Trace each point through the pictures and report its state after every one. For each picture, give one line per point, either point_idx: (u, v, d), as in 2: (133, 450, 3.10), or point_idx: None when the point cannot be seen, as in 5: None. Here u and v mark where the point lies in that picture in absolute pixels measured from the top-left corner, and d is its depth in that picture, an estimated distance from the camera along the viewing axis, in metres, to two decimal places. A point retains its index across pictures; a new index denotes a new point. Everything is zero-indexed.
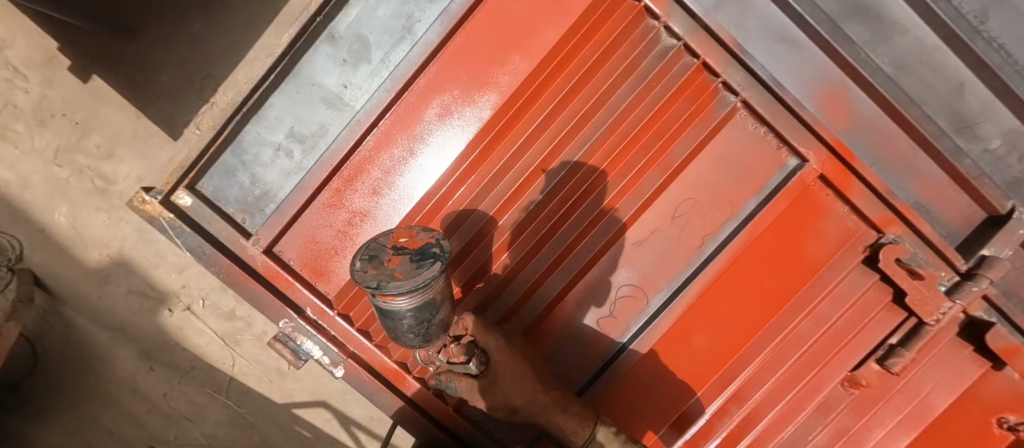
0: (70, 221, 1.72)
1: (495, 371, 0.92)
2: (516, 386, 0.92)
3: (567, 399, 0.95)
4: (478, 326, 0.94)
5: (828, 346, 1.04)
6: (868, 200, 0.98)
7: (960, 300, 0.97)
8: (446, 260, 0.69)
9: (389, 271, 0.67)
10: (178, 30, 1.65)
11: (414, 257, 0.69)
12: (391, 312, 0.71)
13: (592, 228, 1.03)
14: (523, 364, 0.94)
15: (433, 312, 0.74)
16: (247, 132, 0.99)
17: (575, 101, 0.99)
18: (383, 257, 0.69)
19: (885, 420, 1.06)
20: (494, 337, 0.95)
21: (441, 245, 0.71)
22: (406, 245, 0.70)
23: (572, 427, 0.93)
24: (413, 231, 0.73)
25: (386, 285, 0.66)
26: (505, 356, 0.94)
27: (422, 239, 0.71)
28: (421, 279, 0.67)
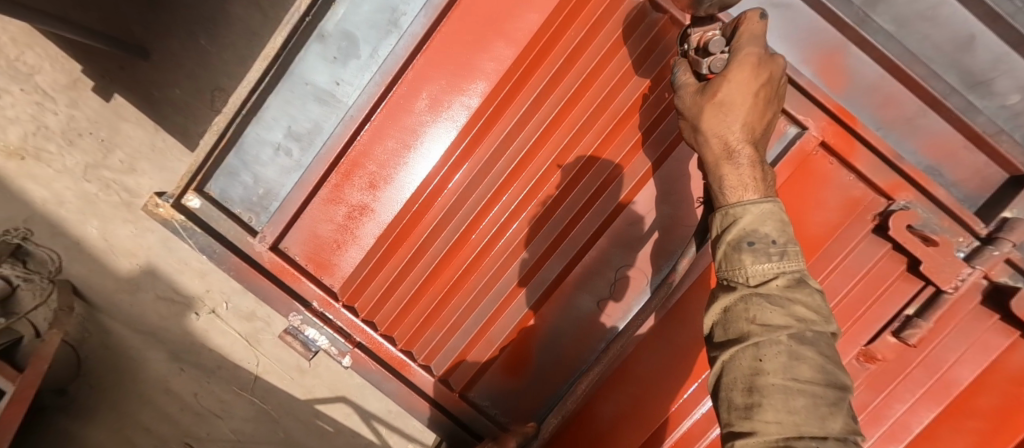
0: (101, 233, 1.82)
1: (717, 81, 0.74)
2: (721, 111, 0.74)
3: (757, 169, 0.73)
4: (751, 30, 0.73)
5: (838, 320, 1.01)
6: (874, 165, 0.94)
7: (981, 265, 0.91)
8: None
9: None
10: (186, 45, 1.72)
11: None
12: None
13: (586, 209, 1.04)
14: (749, 98, 0.73)
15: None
16: (248, 134, 1.03)
17: (561, 85, 1.01)
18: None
19: (905, 395, 1.02)
20: (755, 50, 0.72)
21: None
22: None
23: (733, 187, 0.73)
24: None
25: None
26: (742, 73, 0.72)
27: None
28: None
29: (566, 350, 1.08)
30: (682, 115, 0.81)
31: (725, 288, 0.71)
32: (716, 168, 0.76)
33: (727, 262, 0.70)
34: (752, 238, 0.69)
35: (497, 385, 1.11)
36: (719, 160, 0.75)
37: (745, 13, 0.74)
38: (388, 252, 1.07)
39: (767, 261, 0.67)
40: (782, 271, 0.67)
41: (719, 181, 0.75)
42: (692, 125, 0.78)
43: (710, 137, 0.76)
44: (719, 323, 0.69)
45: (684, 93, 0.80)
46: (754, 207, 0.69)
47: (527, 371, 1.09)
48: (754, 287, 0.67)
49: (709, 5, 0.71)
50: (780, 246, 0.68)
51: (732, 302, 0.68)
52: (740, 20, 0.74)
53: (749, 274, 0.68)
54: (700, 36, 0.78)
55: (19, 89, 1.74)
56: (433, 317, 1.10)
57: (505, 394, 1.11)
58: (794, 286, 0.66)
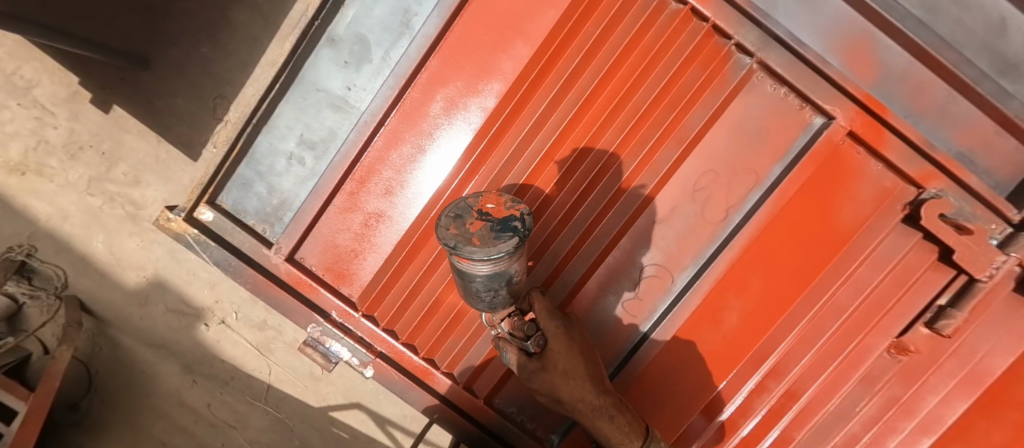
0: (107, 247, 1.79)
1: (551, 356, 0.97)
2: (568, 377, 0.96)
3: (622, 411, 0.95)
4: (545, 308, 0.98)
5: (869, 313, 0.99)
6: (904, 154, 0.92)
7: (1016, 252, 0.89)
8: (524, 234, 0.73)
9: (468, 234, 0.72)
10: (187, 54, 1.69)
11: (495, 225, 0.73)
12: (463, 269, 0.78)
13: (608, 210, 1.02)
14: (580, 358, 0.98)
15: (501, 277, 0.80)
16: (260, 143, 1.01)
17: (580, 82, 0.97)
18: (467, 219, 0.74)
19: (938, 386, 1.00)
20: (558, 323, 0.99)
21: (523, 220, 0.75)
22: (490, 213, 0.75)
23: (620, 437, 0.94)
24: (500, 199, 0.77)
25: (464, 247, 0.71)
26: (562, 341, 0.98)
27: (505, 211, 0.75)
28: (495, 249, 0.72)
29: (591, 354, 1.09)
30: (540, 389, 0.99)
31: None
32: (596, 425, 0.95)
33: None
34: None
35: (523, 392, 1.09)
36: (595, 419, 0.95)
37: (530, 297, 1.00)
38: (407, 259, 1.04)
39: None
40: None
41: (606, 436, 0.94)
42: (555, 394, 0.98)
43: (574, 399, 0.96)
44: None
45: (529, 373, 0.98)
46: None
47: None
48: None
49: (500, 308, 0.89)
50: None
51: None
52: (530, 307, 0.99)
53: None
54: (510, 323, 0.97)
55: (17, 103, 1.70)
56: (455, 324, 1.07)
57: (532, 399, 1.09)
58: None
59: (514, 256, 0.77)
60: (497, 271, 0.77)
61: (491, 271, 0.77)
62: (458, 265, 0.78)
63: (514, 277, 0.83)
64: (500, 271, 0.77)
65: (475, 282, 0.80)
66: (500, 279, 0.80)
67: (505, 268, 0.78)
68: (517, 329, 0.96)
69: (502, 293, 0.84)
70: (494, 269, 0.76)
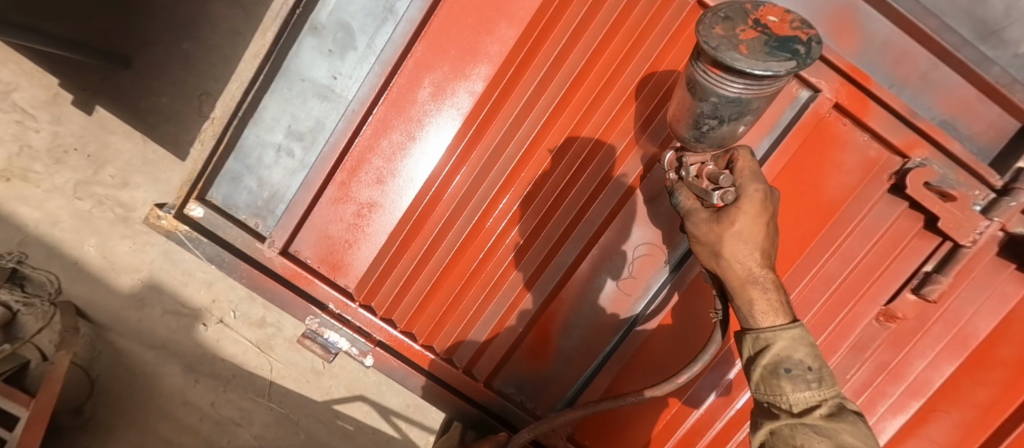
0: (99, 250, 1.78)
1: (734, 212, 0.71)
2: (741, 239, 0.71)
3: (780, 289, 0.73)
4: (750, 165, 0.73)
5: (858, 282, 1.02)
6: (888, 124, 0.93)
7: (998, 217, 0.92)
8: (806, 64, 0.53)
9: (736, 39, 0.54)
10: (168, 51, 1.66)
11: (773, 40, 0.54)
12: (701, 85, 0.60)
13: (601, 190, 1.02)
14: (765, 225, 0.72)
15: (739, 110, 0.61)
16: (246, 137, 1.00)
17: (567, 63, 0.99)
18: (739, 24, 0.55)
19: (926, 350, 1.03)
20: (762, 184, 0.71)
21: (809, 46, 0.54)
22: (770, 25, 0.55)
23: (765, 312, 0.72)
24: (785, 14, 0.57)
25: (726, 49, 0.53)
26: (757, 204, 0.71)
27: (790, 28, 0.55)
28: (763, 69, 0.53)
29: (587, 332, 1.08)
30: (697, 240, 0.76)
31: (767, 413, 0.70)
32: (742, 292, 0.74)
33: (765, 387, 0.70)
34: (787, 365, 0.69)
35: (522, 373, 1.11)
36: (744, 286, 0.73)
37: (736, 149, 0.75)
38: (402, 247, 1.06)
39: (807, 389, 0.68)
40: (823, 397, 0.67)
41: (749, 306, 0.73)
42: (713, 251, 0.74)
43: (733, 264, 0.73)
44: (766, 442, 0.69)
45: (693, 220, 0.76)
46: (785, 334, 0.69)
47: (550, 356, 1.10)
48: (798, 416, 0.67)
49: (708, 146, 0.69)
50: (814, 370, 0.68)
51: (777, 426, 0.67)
52: (733, 158, 0.75)
53: (791, 401, 0.68)
54: (699, 167, 0.77)
55: None
56: (452, 310, 1.09)
57: (530, 380, 1.11)
58: (839, 415, 0.65)
59: (772, 87, 0.58)
60: (744, 100, 0.59)
61: (737, 95, 0.58)
62: (700, 78, 0.60)
63: (747, 118, 0.63)
64: (748, 99, 0.59)
65: (703, 107, 0.62)
66: (739, 111, 0.61)
67: (753, 97, 0.59)
68: (706, 176, 0.75)
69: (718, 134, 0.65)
70: (744, 93, 0.58)
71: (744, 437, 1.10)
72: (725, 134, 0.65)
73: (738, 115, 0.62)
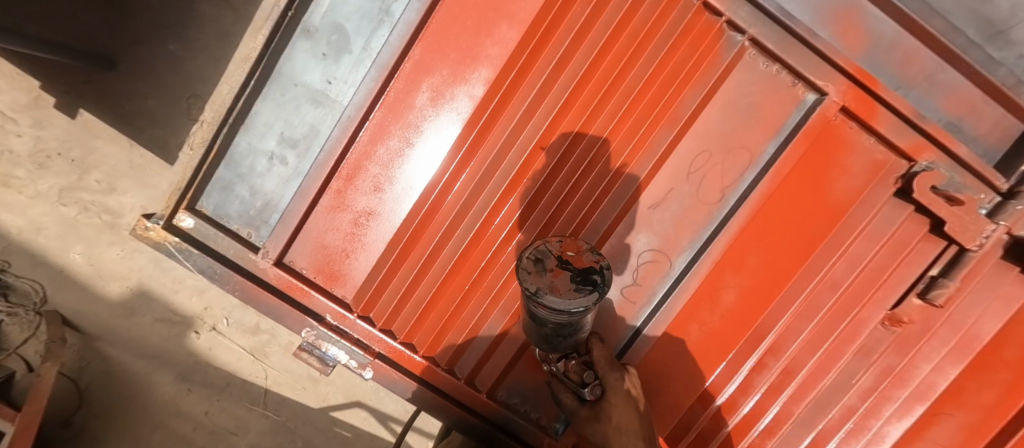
0: (86, 258, 1.73)
1: (607, 406, 0.97)
2: (621, 431, 0.95)
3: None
4: (603, 357, 1.00)
5: (864, 286, 1.01)
6: (895, 127, 0.91)
7: (1004, 221, 0.91)
8: (603, 290, 0.75)
9: (551, 283, 0.74)
10: (155, 52, 1.61)
11: (576, 277, 0.75)
12: (541, 311, 0.80)
13: (605, 196, 1.01)
14: (634, 414, 0.96)
15: (574, 322, 0.81)
16: (238, 144, 0.97)
17: (570, 66, 0.96)
18: (548, 265, 0.76)
19: (931, 354, 1.02)
20: (618, 373, 0.99)
21: (602, 273, 0.76)
22: (571, 261, 0.76)
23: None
24: (580, 246, 0.79)
25: (546, 296, 0.73)
26: (620, 395, 0.97)
27: (586, 260, 0.77)
28: (576, 302, 0.73)
29: None
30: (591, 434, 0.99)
31: None
32: None
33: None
34: None
35: (526, 384, 1.09)
36: None
37: (591, 341, 1.02)
38: (401, 256, 1.03)
39: None
40: None
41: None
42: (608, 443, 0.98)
43: None
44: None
45: (581, 417, 0.99)
46: None
47: None
48: None
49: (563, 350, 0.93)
50: None
51: None
52: (591, 350, 1.01)
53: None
54: (565, 365, 0.99)
55: None
56: (453, 320, 1.06)
57: (534, 390, 1.10)
58: None
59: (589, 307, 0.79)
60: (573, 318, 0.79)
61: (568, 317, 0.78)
62: (534, 306, 0.80)
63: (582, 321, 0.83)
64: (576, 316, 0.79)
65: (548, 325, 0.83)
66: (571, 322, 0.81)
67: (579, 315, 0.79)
68: (573, 370, 0.98)
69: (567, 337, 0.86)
70: (570, 315, 0.78)
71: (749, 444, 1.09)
72: (575, 340, 0.91)
73: (573, 323, 0.83)
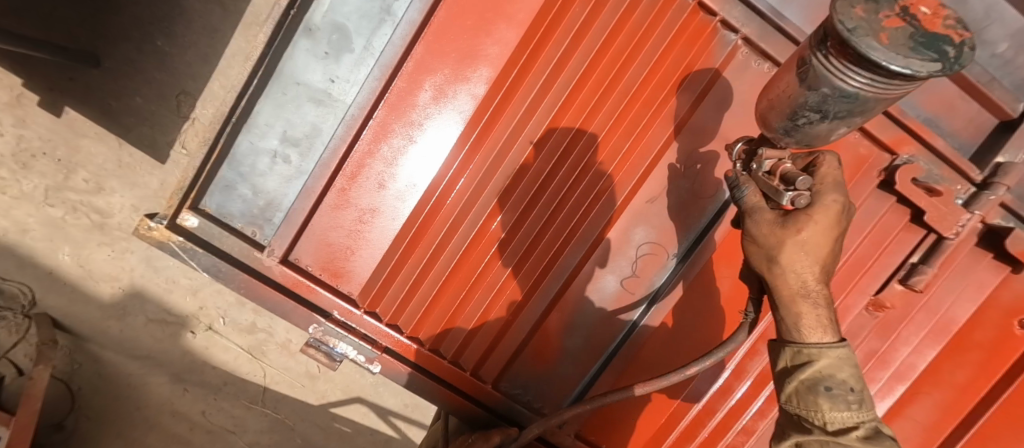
0: (74, 259, 1.70)
1: (806, 219, 0.67)
2: (802, 249, 0.68)
3: (829, 304, 0.72)
4: (830, 175, 0.68)
5: (849, 274, 1.06)
6: (880, 122, 0.96)
7: (978, 211, 0.97)
8: (953, 69, 0.46)
9: (878, 26, 0.47)
10: (143, 48, 1.58)
11: (920, 35, 0.47)
12: (814, 71, 0.53)
13: (606, 190, 1.04)
14: (830, 243, 0.69)
15: (848, 109, 0.53)
16: (240, 144, 0.95)
17: (569, 65, 0.98)
18: (886, 4, 0.48)
19: (910, 338, 1.09)
20: (840, 197, 0.67)
21: (961, 50, 0.47)
22: (918, 17, 0.48)
23: (812, 327, 0.71)
24: (939, 8, 0.49)
25: (864, 34, 0.46)
26: (830, 215, 0.67)
27: (942, 26, 0.48)
28: (902, 64, 0.46)
29: (592, 331, 1.10)
30: (754, 240, 0.71)
31: (798, 425, 0.71)
32: (792, 304, 0.72)
33: (800, 402, 0.70)
34: (829, 383, 0.68)
35: (528, 374, 1.12)
36: (794, 297, 0.71)
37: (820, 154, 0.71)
38: (406, 252, 1.05)
39: (848, 410, 0.68)
40: (862, 419, 0.68)
41: (796, 319, 0.72)
42: (769, 256, 0.70)
43: (788, 272, 0.70)
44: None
45: (756, 217, 0.70)
46: (832, 352, 0.68)
47: (557, 356, 1.11)
48: (834, 434, 0.67)
49: (796, 140, 0.61)
50: (856, 392, 0.69)
51: (806, 439, 0.69)
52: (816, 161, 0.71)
53: (826, 418, 0.68)
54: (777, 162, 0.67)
55: None
56: (457, 314, 1.09)
57: (537, 381, 1.12)
58: (875, 438, 0.66)
59: (899, 90, 0.51)
60: (860, 98, 0.51)
61: (855, 91, 0.51)
62: (821, 63, 0.52)
63: (852, 121, 0.55)
64: (868, 98, 0.51)
65: (807, 96, 0.54)
66: (852, 110, 0.53)
67: (874, 97, 0.51)
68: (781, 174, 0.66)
69: (819, 133, 0.58)
70: (865, 89, 0.51)
71: (742, 426, 1.14)
72: (818, 132, 0.57)
73: (852, 114, 0.54)
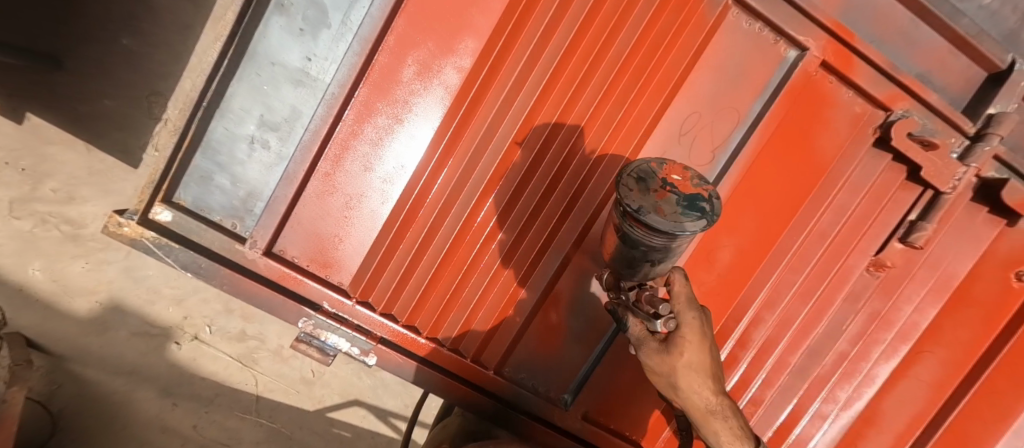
0: (47, 274, 1.62)
1: (682, 343, 0.76)
2: (691, 369, 0.77)
3: (738, 414, 0.81)
4: (685, 292, 0.78)
5: (850, 235, 1.05)
6: (871, 78, 0.95)
7: (974, 163, 0.97)
8: (714, 220, 0.61)
9: (653, 202, 0.61)
10: (109, 50, 1.51)
11: (683, 200, 0.62)
12: (630, 237, 0.65)
13: (601, 162, 1.00)
14: (708, 354, 0.78)
15: (665, 255, 0.66)
16: (214, 130, 0.91)
17: (557, 33, 0.95)
18: (652, 186, 0.63)
19: (912, 296, 1.08)
20: (696, 312, 0.78)
21: (713, 202, 0.63)
22: (675, 184, 0.64)
23: (731, 441, 0.80)
24: (685, 172, 0.66)
25: (648, 213, 0.59)
26: (697, 334, 0.77)
27: (692, 187, 0.64)
28: (682, 227, 0.59)
29: (595, 309, 1.07)
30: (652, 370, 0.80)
31: None
32: (706, 422, 0.81)
33: None
34: None
35: (531, 357, 1.09)
36: (706, 418, 0.80)
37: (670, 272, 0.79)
38: (397, 237, 1.00)
39: None
40: None
41: (716, 437, 0.81)
42: (671, 383, 0.79)
43: (691, 396, 0.79)
44: None
45: (643, 348, 0.78)
46: None
47: (561, 337, 1.08)
48: None
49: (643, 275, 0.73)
50: None
51: None
52: (670, 282, 0.79)
53: None
54: (639, 292, 0.76)
55: None
56: (454, 299, 1.05)
57: (542, 365, 1.09)
58: None
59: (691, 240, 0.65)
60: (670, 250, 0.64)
61: (663, 247, 0.64)
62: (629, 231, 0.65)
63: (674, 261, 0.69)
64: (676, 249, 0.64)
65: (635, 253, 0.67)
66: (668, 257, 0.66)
67: (678, 246, 0.65)
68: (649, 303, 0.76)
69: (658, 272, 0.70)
70: (670, 244, 0.63)
71: (751, 397, 1.12)
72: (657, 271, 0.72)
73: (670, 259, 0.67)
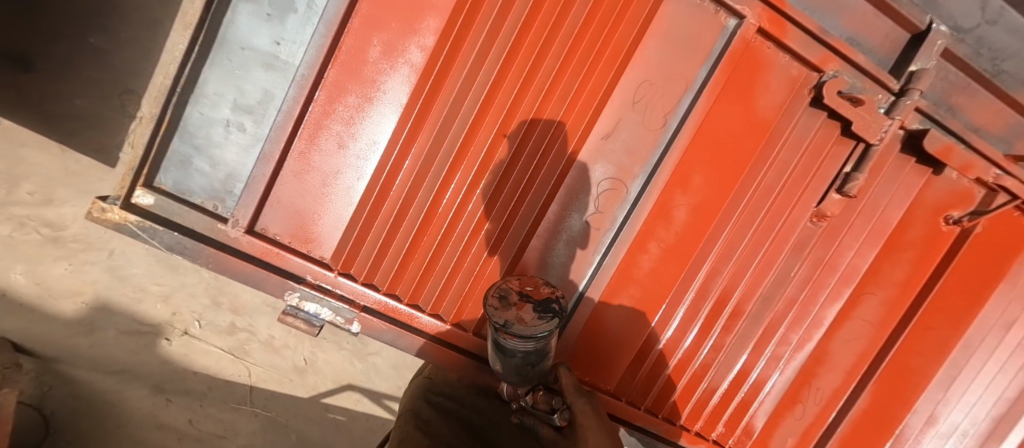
0: (30, 277, 1.65)
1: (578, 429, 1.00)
2: None
3: None
4: (570, 382, 1.08)
5: (793, 188, 1.14)
6: (805, 42, 1.03)
7: (898, 116, 1.07)
8: (562, 316, 0.88)
9: (516, 314, 0.86)
10: (74, 48, 1.47)
11: (537, 306, 0.88)
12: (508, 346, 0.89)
13: (560, 130, 1.08)
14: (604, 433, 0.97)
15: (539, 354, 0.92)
16: (190, 115, 0.96)
17: (514, 9, 1.00)
18: (511, 301, 0.88)
19: (852, 242, 1.18)
20: (585, 400, 1.04)
21: (560, 300, 0.90)
22: (530, 293, 0.90)
23: None
24: (536, 281, 0.93)
25: (512, 325, 0.84)
26: (588, 415, 1.01)
27: (544, 292, 0.90)
28: (539, 329, 0.85)
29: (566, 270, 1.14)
30: None
31: None
32: None
33: None
34: None
35: None
36: None
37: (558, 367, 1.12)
38: (374, 210, 1.06)
39: None
40: None
41: None
42: None
43: None
44: None
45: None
46: None
47: None
48: None
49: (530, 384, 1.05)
50: None
51: None
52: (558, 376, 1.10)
53: None
54: (534, 397, 1.12)
55: None
56: (432, 267, 1.12)
57: None
58: None
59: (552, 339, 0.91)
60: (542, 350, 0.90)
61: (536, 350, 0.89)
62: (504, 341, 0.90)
63: (549, 353, 0.94)
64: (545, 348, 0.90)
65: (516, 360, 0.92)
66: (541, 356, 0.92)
67: (546, 344, 0.90)
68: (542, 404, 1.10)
69: (538, 368, 0.96)
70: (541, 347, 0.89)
71: (712, 344, 1.22)
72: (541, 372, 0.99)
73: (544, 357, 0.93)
